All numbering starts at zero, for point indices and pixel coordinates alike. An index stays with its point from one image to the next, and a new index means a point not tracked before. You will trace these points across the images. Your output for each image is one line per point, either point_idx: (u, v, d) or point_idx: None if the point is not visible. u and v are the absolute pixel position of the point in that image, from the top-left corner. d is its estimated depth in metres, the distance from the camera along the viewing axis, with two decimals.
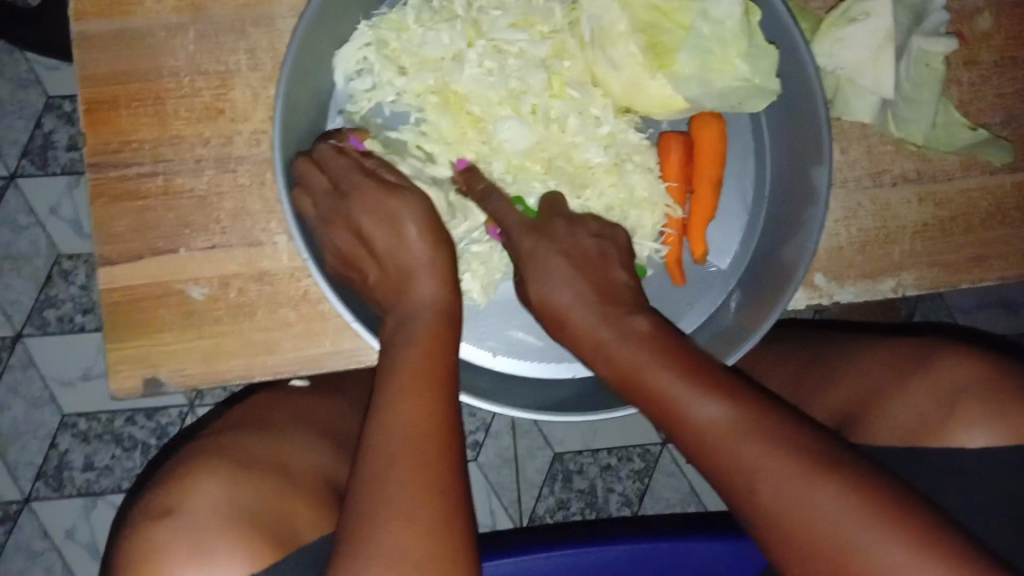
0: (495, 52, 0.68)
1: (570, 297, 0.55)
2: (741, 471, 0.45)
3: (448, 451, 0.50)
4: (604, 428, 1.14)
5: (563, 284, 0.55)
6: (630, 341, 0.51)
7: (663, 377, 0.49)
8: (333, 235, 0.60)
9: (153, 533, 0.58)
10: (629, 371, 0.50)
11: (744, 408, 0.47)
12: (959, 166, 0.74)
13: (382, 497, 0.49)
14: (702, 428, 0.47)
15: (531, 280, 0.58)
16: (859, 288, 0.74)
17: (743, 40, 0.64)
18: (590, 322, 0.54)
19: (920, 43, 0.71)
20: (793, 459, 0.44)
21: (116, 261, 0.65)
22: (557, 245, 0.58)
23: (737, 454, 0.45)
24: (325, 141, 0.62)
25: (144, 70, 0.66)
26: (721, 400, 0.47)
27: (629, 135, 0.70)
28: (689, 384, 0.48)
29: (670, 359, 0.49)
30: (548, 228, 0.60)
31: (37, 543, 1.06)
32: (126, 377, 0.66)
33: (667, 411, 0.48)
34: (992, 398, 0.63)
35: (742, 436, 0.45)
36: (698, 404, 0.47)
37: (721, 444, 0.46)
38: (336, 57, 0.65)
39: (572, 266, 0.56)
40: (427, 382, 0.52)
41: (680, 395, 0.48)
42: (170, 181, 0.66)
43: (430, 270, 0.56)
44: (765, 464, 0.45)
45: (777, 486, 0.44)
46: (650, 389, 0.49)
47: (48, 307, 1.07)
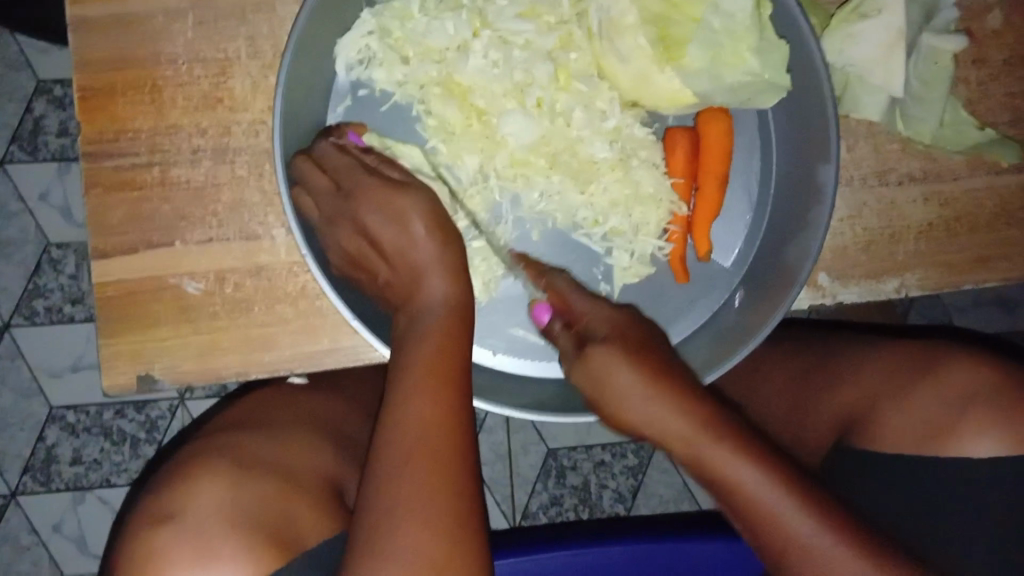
0: (500, 44, 0.66)
1: (633, 384, 0.53)
2: (784, 538, 0.51)
3: (462, 453, 0.49)
4: (599, 425, 1.13)
5: (624, 376, 0.53)
6: (690, 416, 0.52)
7: (732, 467, 0.51)
8: (338, 236, 0.59)
9: (154, 537, 0.56)
10: (735, 490, 0.52)
11: (793, 488, 0.51)
12: (965, 167, 0.73)
13: (395, 499, 0.47)
14: (755, 501, 0.51)
15: (591, 377, 0.55)
16: (863, 288, 0.73)
17: (753, 34, 0.63)
18: (664, 415, 0.52)
19: (929, 40, 0.70)
20: (837, 538, 0.50)
21: (110, 253, 0.64)
22: (620, 345, 0.54)
23: (814, 554, 0.50)
24: (325, 137, 0.61)
25: (141, 56, 0.64)
26: (774, 481, 0.51)
27: (635, 130, 0.68)
28: (799, 509, 0.51)
29: (764, 466, 0.51)
30: (606, 322, 0.57)
31: (25, 537, 1.05)
32: (119, 372, 0.64)
33: (756, 510, 0.51)
34: (1003, 410, 0.62)
35: (781, 506, 0.51)
36: (786, 507, 0.51)
37: (775, 520, 0.51)
38: (338, 45, 0.64)
39: (638, 363, 0.53)
40: (440, 380, 0.51)
41: (765, 496, 0.51)
42: (166, 171, 0.64)
43: (438, 267, 0.55)
44: (818, 548, 0.50)
45: (831, 572, 0.50)
46: (770, 518, 0.51)
47: (37, 297, 1.05)
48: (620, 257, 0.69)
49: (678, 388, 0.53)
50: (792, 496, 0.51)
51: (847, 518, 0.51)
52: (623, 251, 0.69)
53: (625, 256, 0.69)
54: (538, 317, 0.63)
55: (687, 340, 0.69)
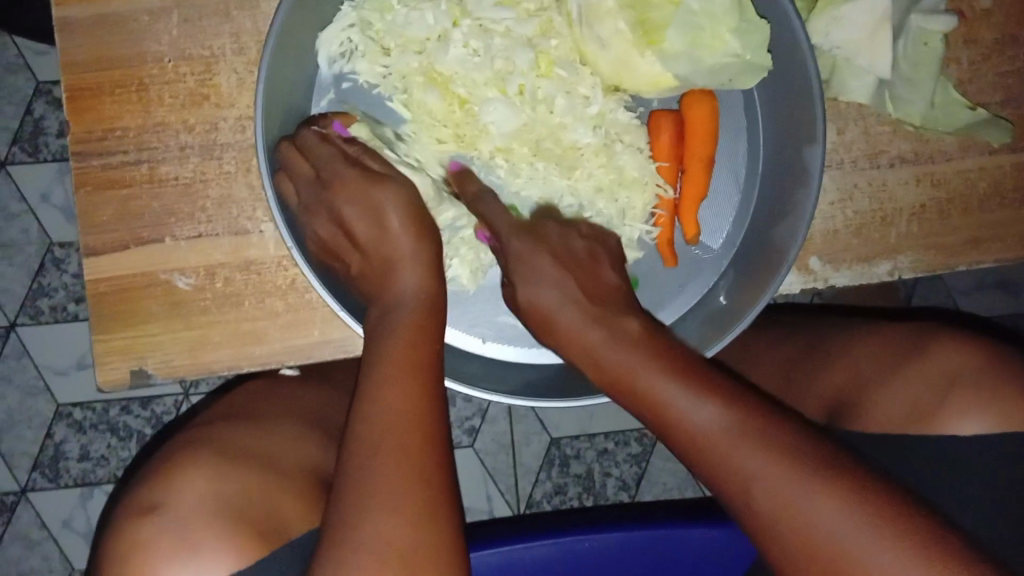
0: (480, 32, 0.66)
1: (553, 298, 0.56)
2: (694, 437, 0.48)
3: (432, 442, 0.50)
4: (602, 413, 1.13)
5: (545, 288, 0.56)
6: (583, 318, 0.55)
7: (642, 375, 0.51)
8: (315, 224, 0.59)
9: (137, 529, 0.57)
10: (637, 391, 0.51)
11: (712, 390, 0.49)
12: (957, 147, 0.73)
13: (363, 487, 0.48)
14: (703, 440, 0.48)
15: (514, 291, 0.59)
16: (855, 272, 0.73)
17: (733, 17, 0.64)
18: (574, 322, 0.55)
19: (918, 22, 0.69)
20: (741, 424, 0.48)
21: (101, 250, 0.64)
22: (545, 256, 0.58)
23: (714, 444, 0.48)
24: (307, 126, 0.61)
25: (126, 56, 0.64)
26: (706, 396, 0.49)
27: (618, 115, 0.68)
28: (705, 400, 0.49)
29: (677, 376, 0.50)
30: (546, 239, 0.60)
31: (35, 533, 1.06)
32: (113, 368, 0.65)
33: (674, 425, 0.49)
34: (989, 385, 0.62)
35: (687, 405, 0.49)
36: (672, 392, 0.50)
37: (693, 428, 0.48)
38: (319, 39, 0.64)
39: (557, 269, 0.57)
40: (411, 371, 0.51)
41: (685, 409, 0.49)
42: (155, 169, 0.65)
43: (414, 262, 0.56)
44: (716, 430, 0.48)
45: (742, 465, 0.47)
46: (671, 413, 0.49)
47: (41, 297, 1.07)
48: None
49: (594, 295, 0.56)
50: (697, 388, 0.50)
51: (742, 398, 0.49)
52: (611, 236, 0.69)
53: None
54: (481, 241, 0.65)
55: (678, 323, 0.70)
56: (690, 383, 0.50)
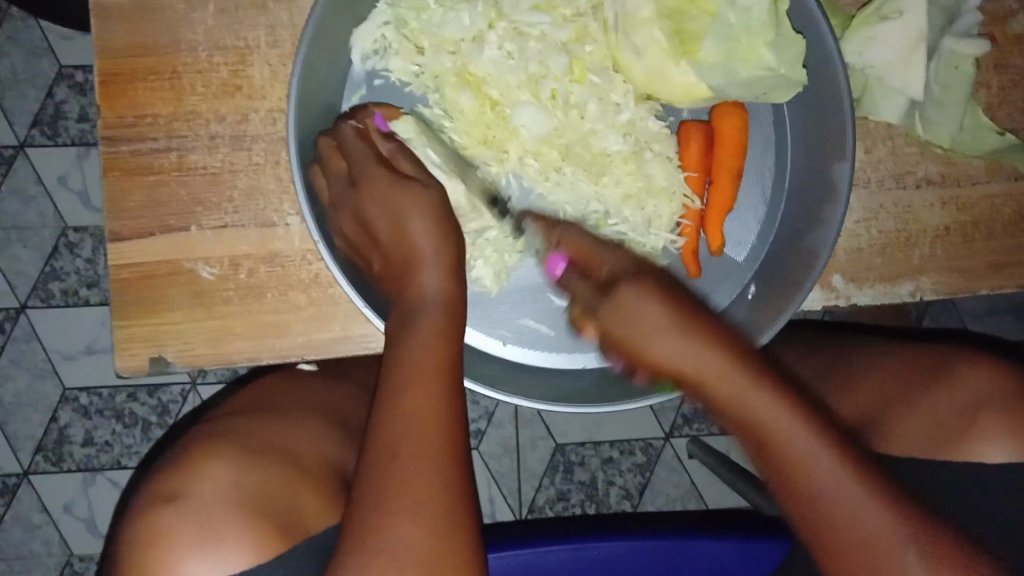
0: (515, 35, 0.66)
1: (659, 318, 0.50)
2: (815, 486, 0.49)
3: (455, 447, 0.50)
4: (608, 421, 1.13)
5: (651, 309, 0.50)
6: (703, 348, 0.49)
7: (741, 392, 0.49)
8: (342, 222, 0.59)
9: (158, 516, 0.56)
10: (756, 422, 0.49)
11: (834, 441, 0.49)
12: (983, 171, 0.73)
13: (391, 492, 0.48)
14: (821, 485, 0.49)
15: (612, 311, 0.52)
16: (877, 291, 0.72)
17: (770, 29, 0.63)
18: (694, 348, 0.49)
19: (951, 44, 0.70)
20: (861, 479, 0.48)
21: (126, 236, 0.64)
22: (646, 283, 0.52)
23: (833, 492, 0.48)
24: (347, 120, 0.61)
25: (160, 42, 0.64)
26: (819, 434, 0.49)
27: (649, 123, 0.68)
28: (822, 440, 0.48)
29: (801, 410, 0.49)
30: (627, 265, 0.55)
31: (36, 516, 1.06)
32: (133, 355, 0.64)
33: (775, 444, 0.49)
34: (1018, 410, 0.62)
35: (796, 427, 0.48)
36: (788, 418, 0.49)
37: (816, 467, 0.48)
38: (353, 35, 0.64)
39: (667, 299, 0.51)
40: (431, 372, 0.51)
41: (796, 433, 0.48)
42: (184, 157, 0.65)
43: (436, 264, 0.55)
44: (840, 486, 0.48)
45: (852, 515, 0.48)
46: (795, 454, 0.48)
47: (54, 280, 1.06)
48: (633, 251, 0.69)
49: (710, 328, 0.50)
50: (815, 428, 0.49)
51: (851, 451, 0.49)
52: (637, 245, 0.69)
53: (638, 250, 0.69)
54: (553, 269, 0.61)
55: None
56: (805, 417, 0.49)
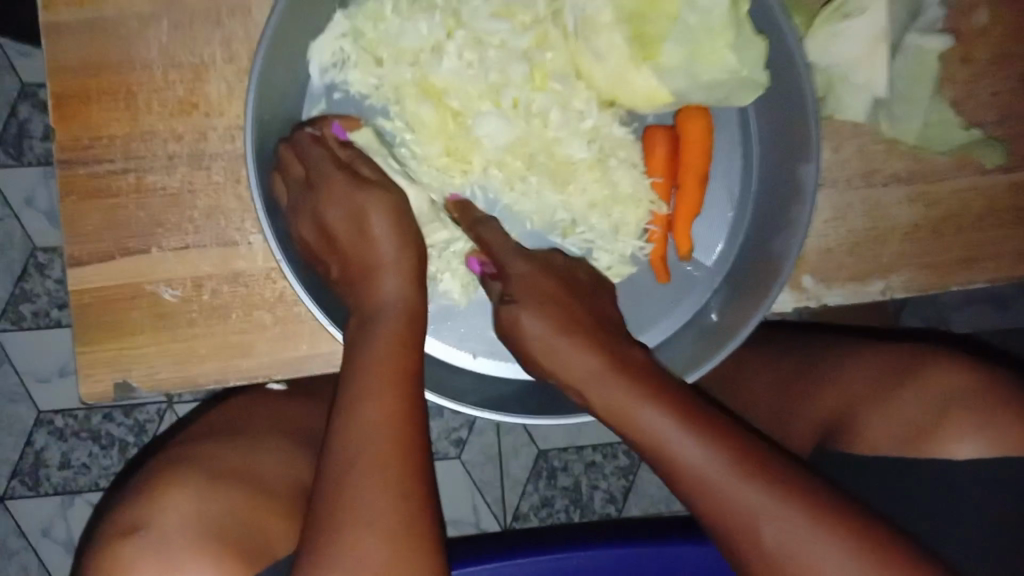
0: (475, 44, 0.65)
1: (545, 329, 0.56)
2: (691, 473, 0.51)
3: (414, 459, 0.49)
4: (591, 426, 1.12)
5: (535, 324, 0.56)
6: (575, 351, 0.55)
7: (623, 398, 0.53)
8: (298, 225, 0.58)
9: (119, 551, 0.56)
10: (644, 433, 0.52)
11: (705, 431, 0.51)
12: (953, 166, 0.72)
13: (349, 506, 0.47)
14: (698, 471, 0.51)
15: (503, 323, 0.59)
16: (848, 290, 0.72)
17: (731, 31, 0.63)
18: (566, 359, 0.55)
19: (916, 40, 0.70)
20: (732, 460, 0.50)
21: (86, 260, 0.63)
22: (531, 295, 0.58)
23: (711, 479, 0.50)
24: (304, 128, 0.60)
25: (114, 62, 0.63)
26: (691, 428, 0.51)
27: (613, 129, 0.68)
28: (691, 432, 0.51)
29: (666, 407, 0.52)
30: (532, 272, 0.59)
31: (13, 541, 1.05)
32: (97, 380, 0.64)
33: (650, 444, 0.52)
34: (988, 411, 0.62)
35: (669, 427, 0.52)
36: (690, 448, 0.51)
37: (685, 460, 0.51)
38: (311, 47, 0.63)
39: (547, 310, 0.57)
40: (388, 383, 0.51)
41: (667, 432, 0.52)
42: (142, 178, 0.63)
43: (394, 269, 0.55)
44: (713, 468, 0.50)
45: (726, 493, 0.50)
46: (667, 450, 0.51)
47: (23, 302, 1.05)
48: (601, 258, 0.68)
49: (587, 334, 0.56)
50: (682, 421, 0.52)
51: (726, 435, 0.52)
52: (605, 252, 0.68)
53: (606, 257, 0.68)
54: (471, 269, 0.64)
55: (671, 340, 0.69)
56: (679, 416, 0.52)
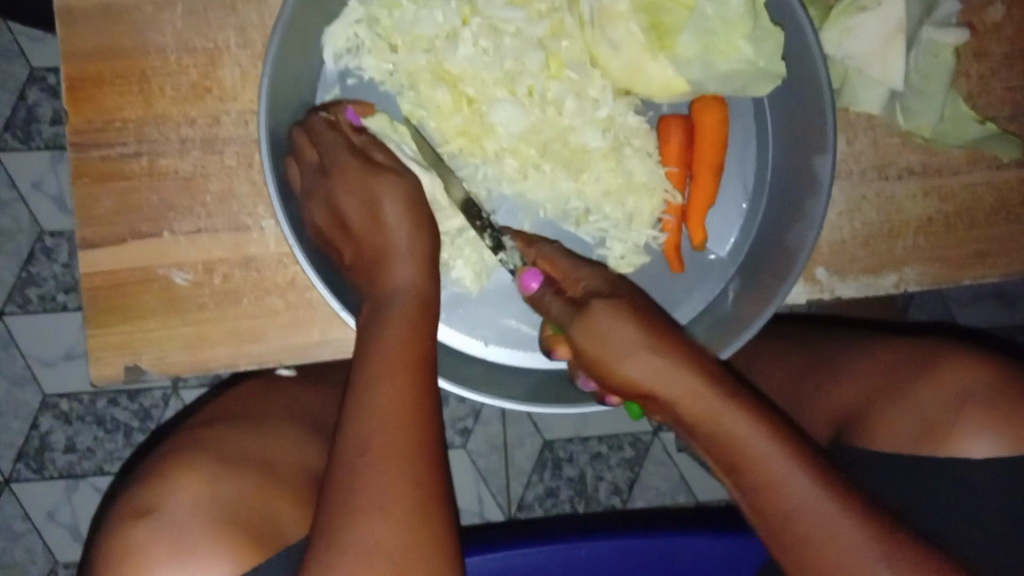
0: (490, 31, 0.65)
1: (639, 343, 0.51)
2: (784, 498, 0.49)
3: (427, 446, 0.49)
4: (597, 417, 1.12)
5: (626, 332, 0.51)
6: (676, 368, 0.50)
7: (725, 413, 0.50)
8: (312, 210, 0.58)
9: (130, 532, 0.56)
10: (741, 450, 0.49)
11: (796, 453, 0.50)
12: (965, 160, 0.72)
13: (360, 492, 0.47)
14: (792, 499, 0.49)
15: (587, 333, 0.52)
16: (862, 283, 0.72)
17: (747, 22, 0.62)
18: (670, 375, 0.50)
19: (929, 34, 0.69)
20: (822, 486, 0.49)
21: (97, 243, 0.63)
22: (622, 305, 0.52)
23: (799, 504, 0.49)
24: (317, 112, 0.60)
25: (128, 45, 0.63)
26: (777, 439, 0.50)
27: (628, 118, 0.67)
28: (792, 458, 0.49)
29: (773, 429, 0.49)
30: (601, 282, 0.55)
31: (18, 524, 1.05)
32: (107, 364, 0.63)
33: (746, 462, 0.49)
34: (1002, 405, 0.61)
35: (768, 445, 0.49)
36: (760, 441, 0.49)
37: (788, 487, 0.49)
38: (325, 34, 0.62)
39: (639, 319, 0.52)
40: (402, 369, 0.51)
41: (773, 458, 0.49)
42: (155, 162, 0.63)
43: (409, 256, 0.54)
44: (807, 497, 0.49)
45: (815, 522, 0.49)
46: (770, 475, 0.49)
47: (30, 286, 1.05)
48: (614, 247, 0.68)
49: (682, 348, 0.51)
50: (780, 444, 0.50)
51: (806, 454, 0.50)
52: (618, 241, 0.68)
53: (619, 246, 0.68)
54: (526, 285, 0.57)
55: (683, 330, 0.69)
56: (774, 435, 0.50)
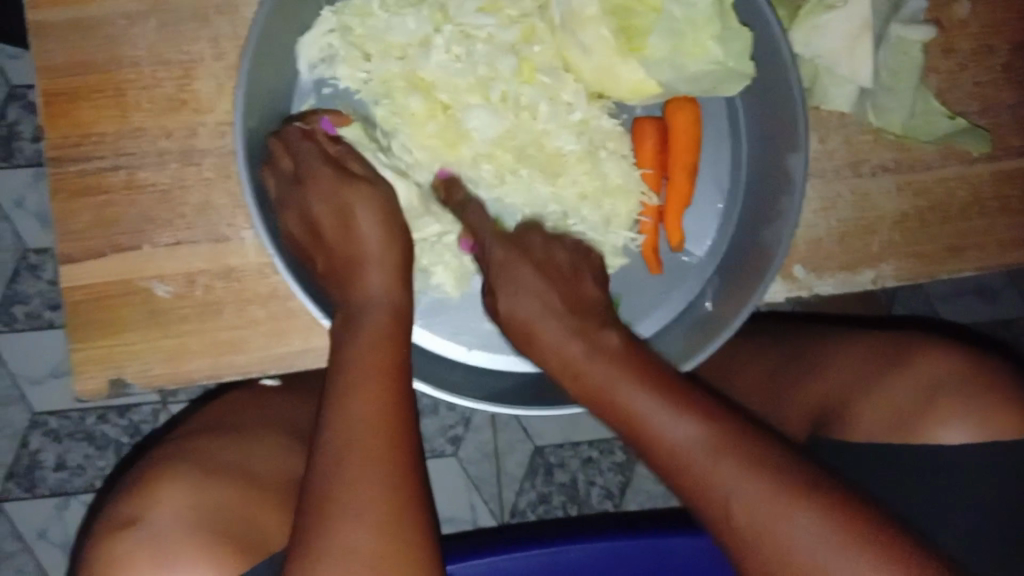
0: (463, 38, 0.66)
1: (530, 300, 0.56)
2: (666, 447, 0.49)
3: (399, 448, 0.50)
4: (586, 421, 1.13)
5: (524, 299, 0.57)
6: (555, 325, 0.55)
7: (599, 379, 0.52)
8: (287, 222, 0.59)
9: (115, 546, 0.56)
10: (623, 412, 0.51)
11: (707, 423, 0.49)
12: (938, 155, 0.73)
13: (331, 497, 0.48)
14: (672, 445, 0.49)
15: (496, 298, 0.59)
16: (839, 280, 0.73)
17: (715, 23, 0.63)
18: (554, 336, 0.55)
19: (899, 31, 0.70)
20: (700, 427, 0.49)
21: (78, 258, 0.63)
22: (526, 266, 0.58)
23: (678, 449, 0.49)
24: (293, 121, 0.61)
25: (103, 60, 0.63)
26: (653, 393, 0.51)
27: (602, 121, 0.68)
28: (665, 405, 0.50)
29: (644, 382, 0.51)
30: (535, 252, 0.61)
31: (10, 544, 1.04)
32: (90, 378, 0.64)
33: (628, 421, 0.51)
34: (978, 394, 0.63)
35: (642, 400, 0.51)
36: (634, 396, 0.51)
37: (664, 435, 0.49)
38: (300, 43, 0.63)
39: (538, 277, 0.58)
40: (374, 375, 0.51)
41: (648, 409, 0.50)
42: (133, 175, 0.64)
43: (380, 264, 0.55)
44: (711, 459, 0.48)
45: (693, 463, 0.48)
46: (646, 427, 0.50)
47: (15, 304, 1.05)
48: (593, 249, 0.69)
49: (570, 310, 0.56)
50: (657, 395, 0.51)
51: (692, 401, 0.50)
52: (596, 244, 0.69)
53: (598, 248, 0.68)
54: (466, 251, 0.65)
55: (664, 330, 0.69)
56: (649, 389, 0.51)
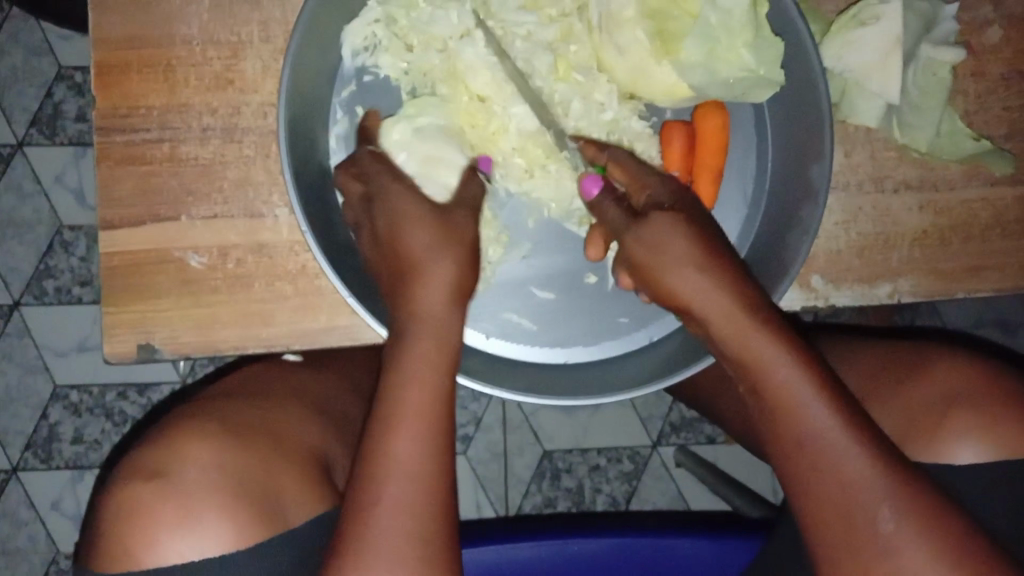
0: (501, 34, 0.69)
1: (682, 252, 0.52)
2: (800, 424, 0.50)
3: (432, 472, 0.51)
4: (597, 426, 1.14)
5: (676, 244, 0.52)
6: (697, 278, 0.52)
7: (756, 344, 0.50)
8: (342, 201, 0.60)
9: (139, 494, 0.58)
10: (764, 378, 0.51)
11: (834, 399, 0.50)
12: (961, 176, 0.74)
13: (369, 518, 0.50)
14: (805, 424, 0.50)
15: (644, 240, 0.54)
16: (856, 292, 0.74)
17: (749, 31, 0.65)
18: (712, 291, 0.51)
19: (928, 51, 0.72)
20: (836, 413, 0.50)
21: (117, 225, 0.66)
22: (681, 217, 0.54)
23: (805, 429, 0.50)
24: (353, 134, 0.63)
25: (156, 36, 0.66)
26: (800, 367, 0.50)
27: (632, 122, 0.70)
28: (809, 383, 0.50)
29: (794, 354, 0.50)
30: (666, 195, 0.56)
31: (24, 512, 1.06)
32: (120, 340, 0.66)
33: (767, 385, 0.51)
34: (989, 406, 0.63)
35: (794, 376, 0.50)
36: (783, 368, 0.50)
37: (805, 412, 0.50)
38: (345, 31, 0.65)
39: (696, 235, 0.53)
40: (415, 399, 0.52)
41: (796, 385, 0.50)
42: (176, 148, 0.66)
43: (442, 290, 0.54)
44: (830, 430, 0.49)
45: (818, 444, 0.50)
46: (783, 394, 0.50)
47: (47, 278, 1.07)
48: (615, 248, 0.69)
49: (729, 271, 0.52)
50: (804, 371, 0.50)
51: (832, 387, 0.50)
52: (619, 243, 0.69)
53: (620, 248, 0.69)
54: (588, 191, 0.62)
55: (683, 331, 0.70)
56: (802, 367, 0.50)
